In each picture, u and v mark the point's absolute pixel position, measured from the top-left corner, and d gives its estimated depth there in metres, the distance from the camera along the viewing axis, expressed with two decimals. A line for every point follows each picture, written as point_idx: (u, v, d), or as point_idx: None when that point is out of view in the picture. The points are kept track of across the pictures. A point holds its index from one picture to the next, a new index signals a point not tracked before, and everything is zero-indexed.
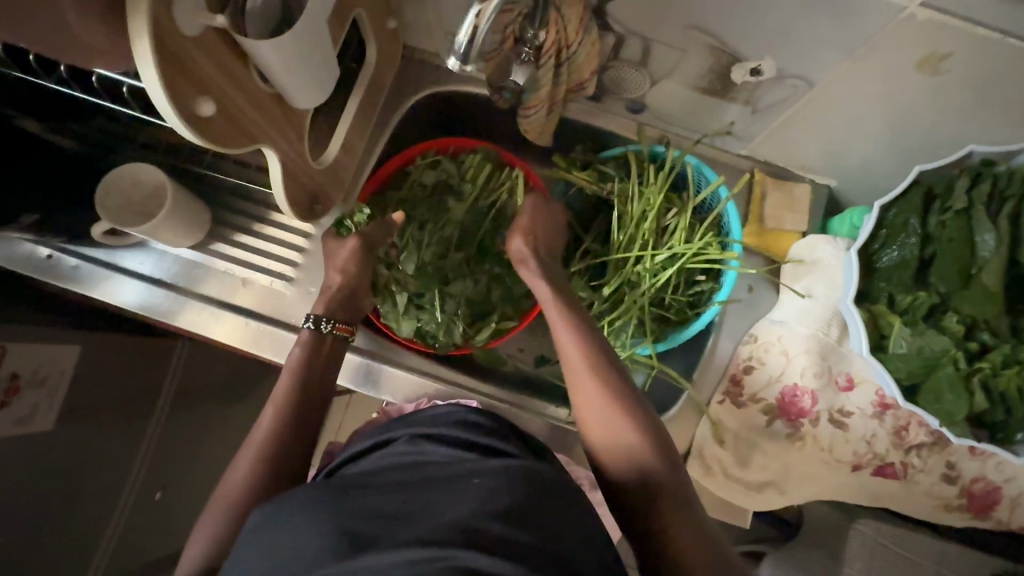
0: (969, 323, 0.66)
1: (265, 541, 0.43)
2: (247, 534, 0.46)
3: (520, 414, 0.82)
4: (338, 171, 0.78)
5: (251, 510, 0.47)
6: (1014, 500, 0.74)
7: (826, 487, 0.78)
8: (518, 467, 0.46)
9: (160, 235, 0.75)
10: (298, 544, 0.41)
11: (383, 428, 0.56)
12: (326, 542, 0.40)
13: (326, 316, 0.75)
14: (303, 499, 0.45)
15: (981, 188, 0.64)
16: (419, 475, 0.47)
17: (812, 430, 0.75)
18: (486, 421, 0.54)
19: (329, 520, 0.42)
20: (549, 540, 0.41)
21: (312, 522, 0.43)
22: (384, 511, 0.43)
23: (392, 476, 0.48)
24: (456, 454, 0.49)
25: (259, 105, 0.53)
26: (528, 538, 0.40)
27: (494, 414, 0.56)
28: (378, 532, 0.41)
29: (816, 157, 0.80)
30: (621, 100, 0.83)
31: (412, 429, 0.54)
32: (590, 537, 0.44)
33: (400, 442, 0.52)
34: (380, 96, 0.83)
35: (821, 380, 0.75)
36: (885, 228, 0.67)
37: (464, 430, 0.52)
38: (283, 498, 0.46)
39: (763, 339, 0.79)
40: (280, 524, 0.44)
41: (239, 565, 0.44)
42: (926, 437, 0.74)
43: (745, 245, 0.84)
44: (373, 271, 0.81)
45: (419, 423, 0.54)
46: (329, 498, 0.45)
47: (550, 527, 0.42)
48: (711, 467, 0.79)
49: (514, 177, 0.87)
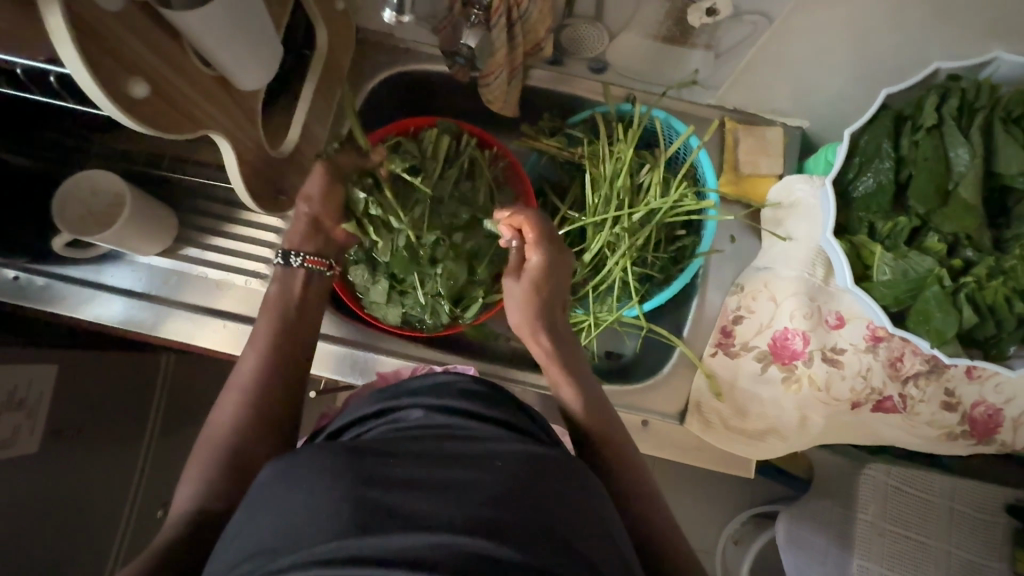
0: (951, 242, 0.63)
1: (274, 503, 0.42)
2: (256, 493, 0.45)
3: (514, 387, 0.82)
4: (301, 160, 0.76)
5: (263, 467, 0.45)
6: (1016, 421, 0.73)
7: (828, 429, 0.77)
8: (535, 451, 0.46)
9: (127, 242, 0.73)
10: (309, 506, 0.40)
11: (390, 395, 0.54)
12: (338, 512, 0.39)
13: (295, 249, 0.77)
14: (317, 463, 0.43)
15: (950, 104, 0.63)
16: (434, 445, 0.46)
17: (807, 371, 0.74)
18: (483, 390, 0.54)
19: (342, 488, 0.41)
20: (558, 529, 0.40)
21: (325, 488, 0.41)
22: (401, 480, 0.42)
23: (406, 444, 0.46)
24: (470, 427, 0.49)
25: (201, 87, 0.51)
26: (535, 528, 0.39)
27: (493, 384, 0.56)
28: (395, 505, 0.40)
29: (786, 97, 0.79)
30: (581, 60, 0.81)
31: (424, 401, 0.51)
32: (599, 524, 0.43)
33: (412, 410, 0.51)
34: (338, 81, 0.81)
35: (811, 321, 0.74)
36: (857, 156, 0.66)
37: (470, 402, 0.51)
38: (294, 461, 0.44)
39: (750, 287, 0.79)
40: (290, 488, 0.42)
41: (245, 523, 0.42)
42: (922, 365, 0.73)
43: (721, 194, 0.83)
44: (346, 195, 0.80)
45: (429, 391, 0.52)
46: (343, 462, 0.43)
47: (566, 516, 0.41)
48: (710, 420, 0.78)
49: (471, 146, 0.85)
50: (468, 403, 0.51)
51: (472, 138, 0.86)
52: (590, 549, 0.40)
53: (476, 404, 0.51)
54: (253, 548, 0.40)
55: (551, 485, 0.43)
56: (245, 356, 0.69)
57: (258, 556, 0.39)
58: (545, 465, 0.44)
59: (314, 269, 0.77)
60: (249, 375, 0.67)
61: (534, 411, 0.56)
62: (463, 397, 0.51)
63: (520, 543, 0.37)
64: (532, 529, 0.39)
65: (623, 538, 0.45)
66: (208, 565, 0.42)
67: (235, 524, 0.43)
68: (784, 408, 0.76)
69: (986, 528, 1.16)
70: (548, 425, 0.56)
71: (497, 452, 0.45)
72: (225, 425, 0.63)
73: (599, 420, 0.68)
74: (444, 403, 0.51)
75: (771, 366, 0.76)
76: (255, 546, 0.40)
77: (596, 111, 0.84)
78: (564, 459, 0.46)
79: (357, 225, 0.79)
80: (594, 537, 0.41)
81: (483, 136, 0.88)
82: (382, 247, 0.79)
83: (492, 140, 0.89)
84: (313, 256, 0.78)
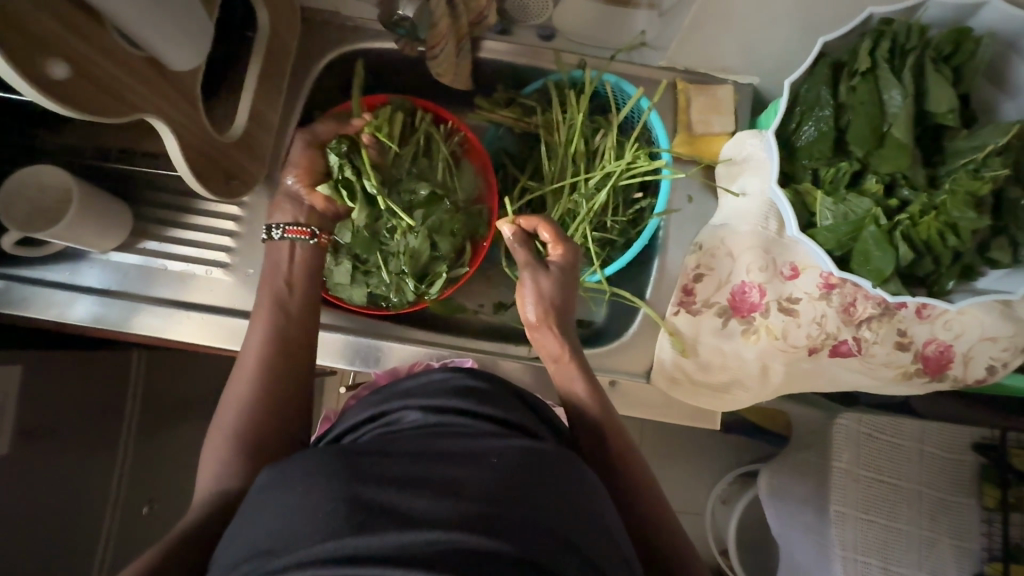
0: (888, 182, 0.64)
1: (270, 507, 0.44)
2: (256, 499, 0.46)
3: (493, 358, 0.82)
4: (252, 143, 0.76)
5: (260, 472, 0.47)
6: (965, 356, 0.76)
7: (789, 377, 0.79)
8: (528, 447, 0.47)
9: (80, 236, 0.73)
10: (305, 506, 0.42)
11: (384, 399, 0.56)
12: (335, 515, 0.40)
13: (274, 222, 0.77)
14: (314, 466, 0.45)
15: (882, 48, 0.63)
16: (431, 442, 0.47)
17: (764, 322, 0.77)
18: (480, 384, 0.55)
19: (336, 488, 0.42)
20: (536, 513, 0.41)
21: (321, 489, 0.42)
22: (398, 477, 0.43)
23: (406, 442, 0.48)
24: (466, 425, 0.50)
25: (132, 70, 0.51)
26: (518, 513, 0.41)
27: (490, 377, 0.57)
28: (390, 502, 0.41)
29: (734, 53, 0.80)
30: (530, 28, 0.81)
31: (421, 403, 0.53)
32: (564, 491, 0.44)
33: (408, 413, 0.53)
34: (286, 63, 0.80)
35: (766, 273, 0.77)
36: (799, 105, 0.66)
37: (465, 400, 0.52)
38: (292, 463, 0.46)
39: (708, 245, 0.80)
40: (289, 489, 0.44)
41: (248, 523, 0.44)
42: (875, 309, 0.75)
43: (675, 154, 0.83)
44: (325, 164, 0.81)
45: (419, 392, 0.54)
46: (338, 464, 0.44)
47: (557, 506, 0.43)
48: (675, 376, 0.80)
49: (427, 122, 0.86)
50: (463, 400, 0.52)
51: (427, 114, 0.87)
52: (558, 518, 0.42)
53: (470, 399, 0.52)
54: (254, 548, 0.41)
55: (543, 477, 0.45)
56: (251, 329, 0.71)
57: (259, 556, 0.40)
58: (537, 457, 0.46)
59: (298, 240, 0.77)
60: (257, 348, 0.69)
61: (533, 397, 0.59)
62: (457, 395, 0.53)
63: (507, 534, 0.39)
64: (522, 522, 0.40)
65: (583, 489, 0.46)
66: (213, 562, 0.44)
67: (237, 527, 0.45)
68: (746, 359, 0.78)
69: (955, 466, 1.22)
70: (538, 400, 0.59)
71: (494, 448, 0.47)
72: (234, 405, 0.66)
73: (606, 409, 0.68)
74: (439, 403, 0.52)
75: (731, 320, 0.78)
76: (257, 546, 0.41)
77: (548, 79, 0.84)
78: (558, 451, 0.49)
79: (331, 185, 0.78)
80: (580, 516, 0.44)
81: (439, 110, 0.88)
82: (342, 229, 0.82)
83: (446, 114, 0.89)
84: (292, 226, 0.78)
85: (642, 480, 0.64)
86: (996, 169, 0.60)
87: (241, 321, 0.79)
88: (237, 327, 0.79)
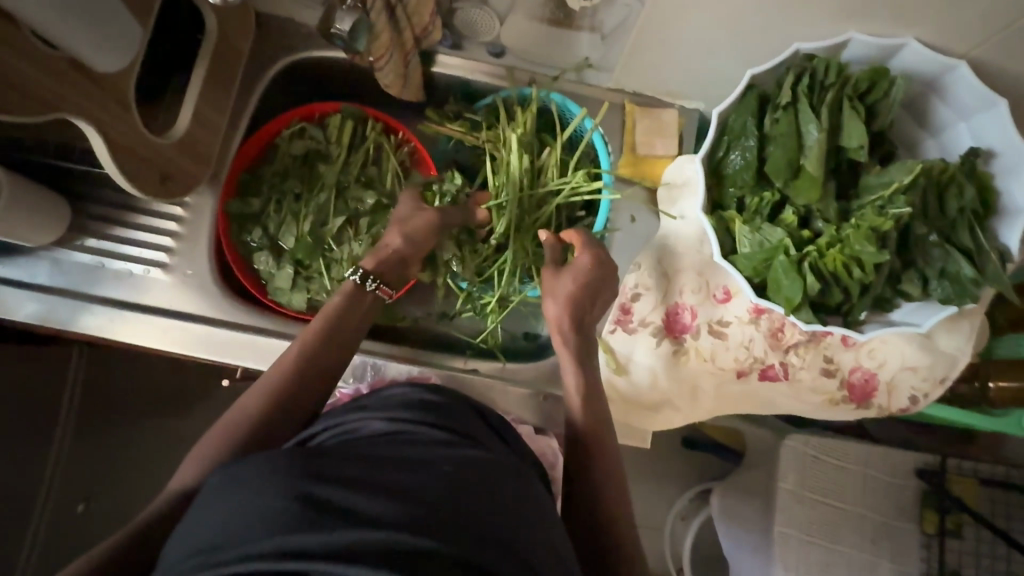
0: (804, 214, 0.66)
1: (219, 505, 0.44)
2: (205, 499, 0.46)
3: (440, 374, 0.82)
4: (195, 145, 0.76)
5: (213, 470, 0.47)
6: (890, 385, 0.78)
7: (719, 399, 0.80)
8: (478, 458, 0.49)
9: (14, 230, 0.72)
10: (256, 505, 0.42)
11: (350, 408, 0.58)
12: (286, 512, 0.41)
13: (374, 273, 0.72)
14: (268, 463, 0.45)
15: (804, 83, 0.65)
16: (390, 449, 0.49)
17: (694, 344, 0.78)
18: (441, 398, 0.58)
19: (287, 486, 0.43)
20: (479, 518, 0.43)
21: (273, 488, 0.43)
22: (354, 478, 0.44)
23: (366, 447, 0.49)
24: (425, 434, 0.52)
25: (50, 70, 0.51)
26: (465, 519, 0.42)
27: (447, 392, 0.60)
28: (342, 503, 0.42)
29: (677, 77, 0.81)
30: (479, 43, 0.82)
31: (385, 413, 0.55)
32: (502, 496, 0.46)
33: (371, 422, 0.55)
34: (236, 66, 0.81)
35: (698, 295, 0.79)
36: (727, 134, 0.68)
37: (426, 412, 0.55)
38: (247, 461, 0.46)
39: (648, 265, 0.80)
40: (239, 487, 0.44)
41: (195, 519, 0.44)
42: (801, 335, 0.77)
43: (618, 174, 0.85)
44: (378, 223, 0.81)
45: (382, 404, 0.56)
46: (292, 463, 0.45)
47: (500, 513, 0.45)
48: (608, 394, 0.82)
49: (376, 132, 0.87)
50: (422, 412, 0.55)
51: (377, 124, 0.88)
52: (497, 523, 0.44)
53: (430, 412, 0.55)
54: (199, 544, 0.42)
55: (487, 485, 0.47)
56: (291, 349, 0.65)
57: (203, 551, 0.41)
58: (487, 467, 0.48)
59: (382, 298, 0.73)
60: (279, 381, 0.64)
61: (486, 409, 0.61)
62: (416, 405, 0.56)
63: (447, 537, 0.41)
64: (466, 526, 0.42)
65: (529, 498, 0.48)
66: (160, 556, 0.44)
67: (185, 524, 0.45)
68: (675, 380, 0.79)
69: (897, 491, 1.24)
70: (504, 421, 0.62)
71: (447, 456, 0.48)
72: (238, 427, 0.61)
73: (598, 436, 0.69)
74: (400, 414, 0.54)
75: (664, 340, 0.79)
76: (202, 542, 0.41)
77: (497, 96, 0.85)
78: (506, 464, 0.51)
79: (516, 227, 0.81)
80: (518, 521, 0.45)
81: (388, 120, 0.88)
82: (286, 233, 0.85)
83: (397, 124, 0.89)
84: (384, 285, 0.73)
85: (607, 495, 0.66)
86: (901, 206, 0.62)
87: (179, 322, 0.79)
88: (174, 328, 0.79)
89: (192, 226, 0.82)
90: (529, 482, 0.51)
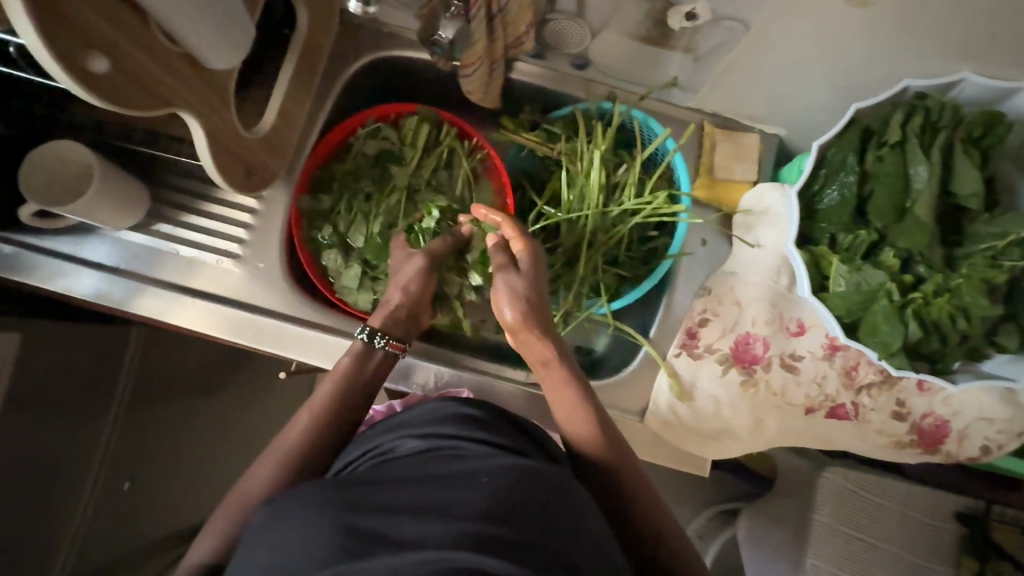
0: (904, 257, 0.64)
1: (270, 541, 0.45)
2: (256, 534, 0.47)
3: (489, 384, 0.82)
4: (277, 141, 0.76)
5: (259, 508, 0.48)
6: (961, 433, 0.76)
7: (782, 433, 0.79)
8: (515, 464, 0.48)
9: (98, 213, 0.73)
10: (305, 538, 0.43)
11: (386, 430, 0.59)
12: (332, 542, 0.42)
13: (381, 330, 0.74)
14: (312, 496, 0.47)
15: (914, 121, 0.63)
16: (426, 468, 0.49)
17: (765, 375, 0.77)
18: (477, 412, 0.57)
19: (333, 518, 0.43)
20: (524, 529, 0.42)
21: (318, 520, 0.44)
22: (393, 504, 0.45)
23: (403, 470, 0.50)
24: (462, 449, 0.52)
25: (169, 66, 0.51)
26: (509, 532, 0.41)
27: (487, 405, 0.59)
28: (385, 529, 0.42)
29: (764, 103, 0.80)
30: (564, 55, 0.81)
31: (419, 431, 0.56)
32: (546, 500, 0.45)
33: (405, 442, 0.55)
34: (319, 62, 0.81)
35: (772, 327, 0.77)
36: (824, 167, 0.66)
37: (461, 426, 0.55)
38: (293, 495, 0.48)
39: (717, 290, 0.81)
40: (287, 521, 0.45)
41: (251, 555, 0.46)
42: (875, 376, 0.75)
43: (694, 198, 0.84)
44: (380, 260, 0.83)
45: (418, 422, 0.57)
46: (335, 494, 0.46)
47: (543, 520, 0.43)
48: (669, 419, 0.79)
49: (450, 137, 0.86)
50: (456, 426, 0.55)
51: (452, 128, 0.87)
52: (547, 533, 0.43)
53: (464, 425, 0.55)
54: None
55: (530, 493, 0.45)
56: (296, 420, 0.68)
57: None
58: (525, 473, 0.47)
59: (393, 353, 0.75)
60: (296, 439, 0.66)
61: (524, 419, 0.60)
62: (454, 421, 0.56)
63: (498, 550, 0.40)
64: (512, 540, 0.41)
65: (579, 506, 0.47)
66: None
67: (241, 561, 0.47)
68: (742, 410, 0.78)
69: (935, 532, 1.21)
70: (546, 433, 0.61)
71: (483, 467, 0.48)
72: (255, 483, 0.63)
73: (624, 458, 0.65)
74: (435, 432, 0.55)
75: (731, 369, 0.78)
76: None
77: (577, 108, 0.84)
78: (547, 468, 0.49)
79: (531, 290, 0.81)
80: (565, 530, 0.44)
81: (464, 125, 0.88)
82: (357, 233, 0.85)
83: (471, 130, 0.88)
84: (395, 339, 0.75)
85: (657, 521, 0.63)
86: (1015, 259, 0.61)
87: (246, 314, 0.80)
88: (241, 319, 0.80)
89: (265, 219, 0.82)
90: (578, 485, 0.49)
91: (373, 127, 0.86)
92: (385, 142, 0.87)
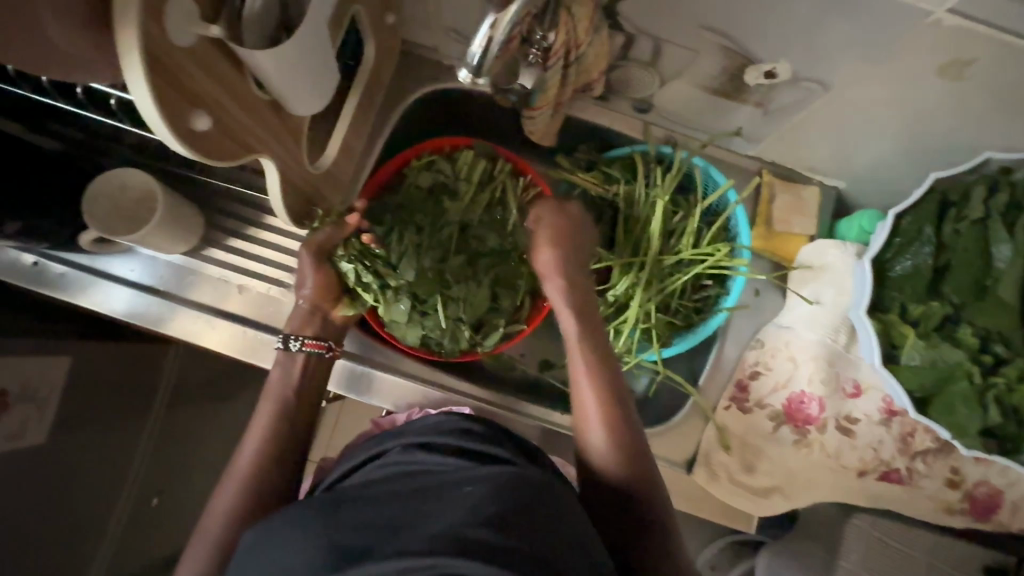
0: (983, 336, 0.68)
1: (260, 565, 0.41)
2: (241, 558, 0.44)
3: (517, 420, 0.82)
4: (336, 173, 0.75)
5: (249, 527, 0.45)
6: (1015, 504, 0.75)
7: (829, 492, 0.78)
8: (509, 473, 0.43)
9: (152, 241, 0.72)
10: (294, 562, 0.39)
11: (378, 440, 0.54)
12: (320, 564, 0.38)
13: (293, 334, 0.75)
14: (299, 516, 0.43)
15: (999, 199, 0.67)
16: (417, 483, 0.44)
17: (819, 437, 0.76)
18: (478, 427, 0.52)
19: (323, 539, 0.39)
20: (519, 542, 0.38)
21: (306, 542, 0.40)
22: (379, 521, 0.40)
23: (392, 485, 0.45)
24: (454, 461, 0.47)
25: (255, 113, 0.50)
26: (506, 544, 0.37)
27: (489, 422, 0.53)
28: (372, 547, 0.38)
29: (829, 158, 0.79)
30: (627, 98, 0.80)
31: (407, 439, 0.51)
32: (539, 510, 0.41)
33: (396, 449, 0.50)
34: (378, 94, 0.80)
35: (828, 387, 0.75)
36: (898, 237, 0.69)
37: (457, 438, 0.50)
38: (279, 517, 0.44)
39: (771, 344, 0.79)
40: (274, 544, 0.42)
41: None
42: (931, 443, 0.74)
43: (753, 249, 0.82)
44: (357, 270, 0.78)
45: (416, 430, 0.52)
46: (323, 514, 0.42)
47: (539, 532, 0.39)
48: (717, 473, 0.78)
49: (505, 173, 0.86)
50: (452, 437, 0.49)
51: (507, 164, 0.87)
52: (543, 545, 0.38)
53: (460, 437, 0.50)
54: None
55: (523, 506, 0.41)
56: (244, 445, 0.68)
57: None
58: (518, 482, 0.43)
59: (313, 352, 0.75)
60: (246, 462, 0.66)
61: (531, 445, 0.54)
62: (454, 432, 0.50)
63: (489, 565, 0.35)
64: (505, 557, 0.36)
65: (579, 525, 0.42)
66: None
67: None
68: (793, 468, 0.77)
69: None
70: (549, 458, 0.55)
71: (474, 477, 0.43)
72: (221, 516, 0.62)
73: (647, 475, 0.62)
74: (428, 442, 0.49)
75: (783, 427, 0.77)
76: None
77: (635, 150, 0.83)
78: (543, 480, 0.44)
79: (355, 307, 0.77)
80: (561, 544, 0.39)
81: (520, 162, 0.88)
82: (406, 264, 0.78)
83: (525, 167, 0.88)
84: (310, 339, 0.75)
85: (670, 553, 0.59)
86: None
87: None
88: None
89: None
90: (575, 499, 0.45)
91: (429, 159, 0.85)
92: (440, 174, 0.86)
